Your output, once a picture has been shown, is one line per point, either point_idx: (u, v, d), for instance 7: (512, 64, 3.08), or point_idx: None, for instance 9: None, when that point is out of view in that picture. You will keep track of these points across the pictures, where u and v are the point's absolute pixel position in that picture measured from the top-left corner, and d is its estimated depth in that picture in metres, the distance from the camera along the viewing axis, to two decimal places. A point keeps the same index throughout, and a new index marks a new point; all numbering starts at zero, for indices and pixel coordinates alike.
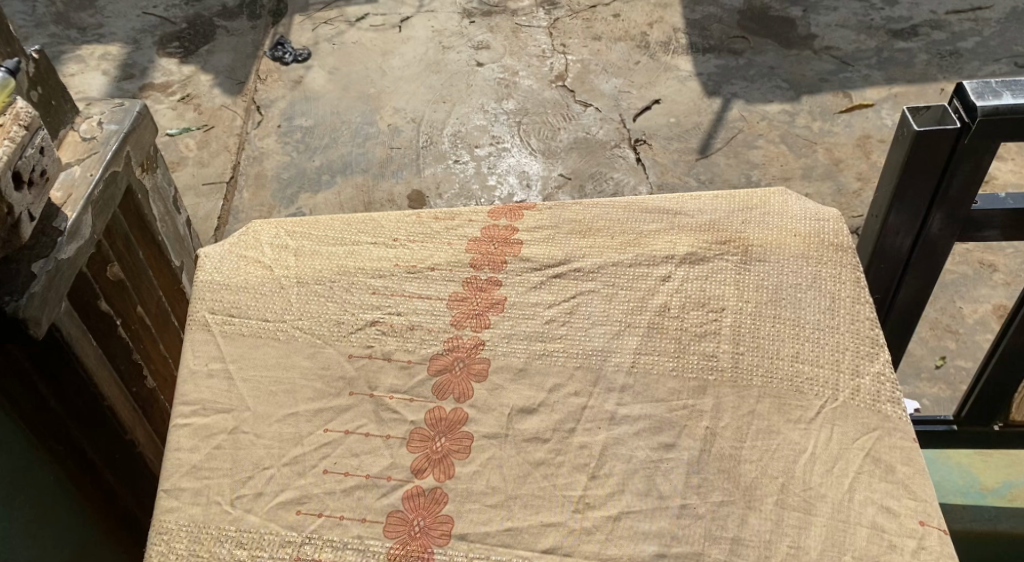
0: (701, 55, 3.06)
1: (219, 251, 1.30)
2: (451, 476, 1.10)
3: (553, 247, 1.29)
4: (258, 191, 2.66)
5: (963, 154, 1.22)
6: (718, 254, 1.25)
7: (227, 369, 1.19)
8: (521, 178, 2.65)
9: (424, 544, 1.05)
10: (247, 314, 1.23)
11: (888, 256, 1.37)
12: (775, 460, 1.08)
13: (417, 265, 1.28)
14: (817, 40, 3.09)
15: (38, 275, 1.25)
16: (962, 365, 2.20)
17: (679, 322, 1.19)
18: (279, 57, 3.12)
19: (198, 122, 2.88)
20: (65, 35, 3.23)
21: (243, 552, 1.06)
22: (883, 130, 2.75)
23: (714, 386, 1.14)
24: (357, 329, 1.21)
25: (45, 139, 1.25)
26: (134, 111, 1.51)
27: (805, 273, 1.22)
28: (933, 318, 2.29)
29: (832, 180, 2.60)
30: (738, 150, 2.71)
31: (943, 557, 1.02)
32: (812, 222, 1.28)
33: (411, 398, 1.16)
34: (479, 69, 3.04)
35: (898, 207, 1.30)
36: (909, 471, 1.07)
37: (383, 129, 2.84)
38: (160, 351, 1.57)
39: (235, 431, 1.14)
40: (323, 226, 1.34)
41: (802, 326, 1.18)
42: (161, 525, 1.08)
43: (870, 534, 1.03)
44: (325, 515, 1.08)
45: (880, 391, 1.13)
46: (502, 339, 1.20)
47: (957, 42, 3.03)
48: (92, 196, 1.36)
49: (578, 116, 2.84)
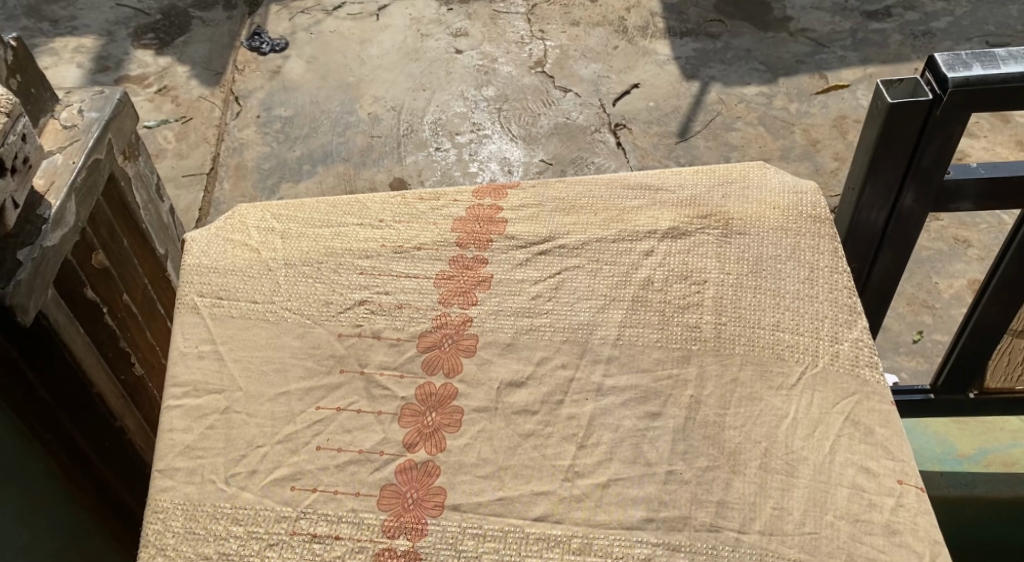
0: (679, 38, 3.08)
1: (205, 235, 1.31)
2: (443, 449, 1.12)
3: (537, 225, 1.30)
4: (238, 181, 2.66)
5: (935, 126, 1.24)
6: (700, 228, 1.27)
7: (218, 351, 1.20)
8: (502, 164, 2.67)
9: (418, 516, 1.08)
10: (235, 297, 1.24)
11: (863, 231, 1.40)
12: (758, 425, 1.11)
13: (403, 245, 1.29)
14: (792, 22, 3.12)
15: (24, 263, 1.24)
16: (939, 339, 2.24)
17: (662, 294, 1.22)
18: (256, 47, 3.11)
19: (176, 114, 2.87)
20: (38, 28, 3.20)
21: (239, 529, 1.07)
22: (858, 110, 2.78)
23: (697, 355, 1.16)
24: (346, 309, 1.23)
25: (27, 127, 1.25)
26: (115, 99, 1.50)
27: (783, 245, 1.25)
28: (910, 294, 2.33)
29: (810, 161, 2.63)
30: (717, 132, 2.74)
31: (920, 513, 1.05)
32: (791, 195, 1.31)
33: (401, 374, 1.18)
34: (458, 57, 3.05)
35: (873, 181, 1.33)
36: (887, 433, 1.11)
37: (364, 117, 2.84)
38: (148, 339, 1.56)
39: (227, 411, 1.15)
40: (309, 208, 1.35)
41: (783, 297, 1.21)
42: (157, 504, 1.10)
43: (851, 494, 1.06)
44: (319, 489, 1.10)
45: (859, 356, 1.16)
46: (490, 316, 1.22)
47: (929, 22, 3.06)
48: (75, 183, 1.35)
49: (558, 101, 2.86)
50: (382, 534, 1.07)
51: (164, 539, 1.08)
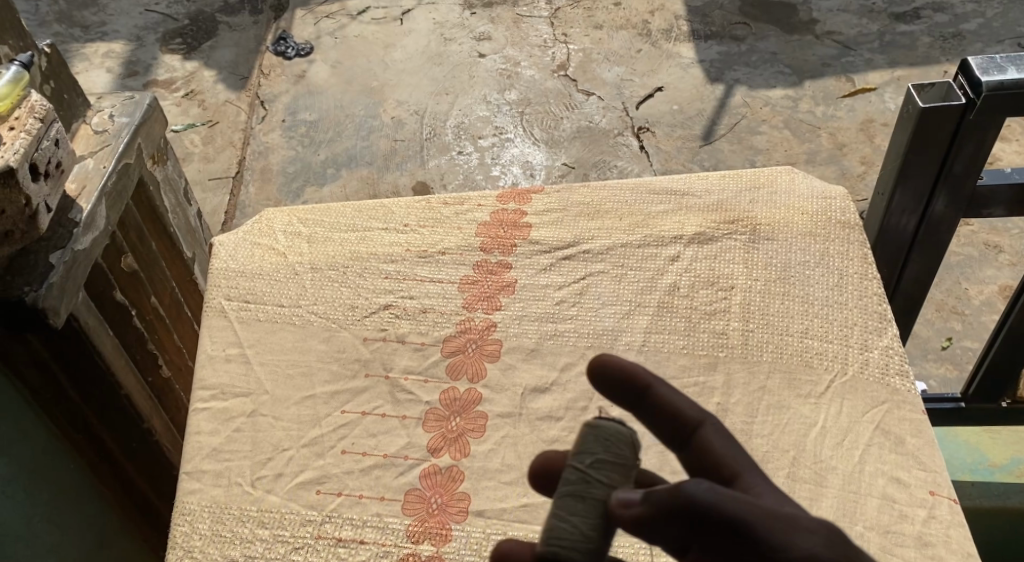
0: (704, 41, 3.06)
1: (234, 239, 1.32)
2: (468, 454, 1.12)
3: (561, 230, 1.30)
4: (264, 185, 2.68)
5: (968, 131, 1.23)
6: (727, 233, 1.27)
7: (245, 354, 1.21)
8: (524, 168, 2.67)
9: (442, 521, 1.08)
10: (263, 301, 1.25)
11: (893, 237, 1.38)
12: (786, 434, 1.10)
13: (428, 250, 1.30)
14: (819, 25, 3.10)
15: (56, 266, 1.24)
16: (969, 346, 2.20)
17: (688, 301, 1.21)
18: (282, 52, 3.13)
19: (203, 118, 2.89)
20: (69, 34, 3.24)
21: (265, 532, 1.08)
22: (886, 113, 2.76)
23: (723, 362, 1.16)
24: (371, 313, 1.23)
25: (60, 132, 1.27)
26: (144, 104, 1.51)
27: (812, 251, 1.25)
28: (939, 300, 2.29)
29: (836, 165, 2.61)
30: (742, 136, 2.73)
31: (953, 525, 1.04)
32: (820, 200, 1.30)
33: (426, 379, 1.18)
34: (481, 60, 3.05)
35: (903, 187, 1.31)
36: (918, 442, 1.09)
37: (387, 121, 2.85)
38: (175, 342, 1.55)
39: (254, 414, 1.16)
40: (335, 212, 1.36)
41: (811, 303, 1.20)
42: (184, 506, 1.10)
43: (881, 505, 1.05)
44: (344, 494, 1.10)
45: (888, 365, 1.15)
46: (514, 321, 1.22)
47: (959, 24, 3.03)
48: (106, 187, 1.35)
49: (580, 105, 2.85)
50: (407, 539, 1.07)
51: (191, 541, 1.08)
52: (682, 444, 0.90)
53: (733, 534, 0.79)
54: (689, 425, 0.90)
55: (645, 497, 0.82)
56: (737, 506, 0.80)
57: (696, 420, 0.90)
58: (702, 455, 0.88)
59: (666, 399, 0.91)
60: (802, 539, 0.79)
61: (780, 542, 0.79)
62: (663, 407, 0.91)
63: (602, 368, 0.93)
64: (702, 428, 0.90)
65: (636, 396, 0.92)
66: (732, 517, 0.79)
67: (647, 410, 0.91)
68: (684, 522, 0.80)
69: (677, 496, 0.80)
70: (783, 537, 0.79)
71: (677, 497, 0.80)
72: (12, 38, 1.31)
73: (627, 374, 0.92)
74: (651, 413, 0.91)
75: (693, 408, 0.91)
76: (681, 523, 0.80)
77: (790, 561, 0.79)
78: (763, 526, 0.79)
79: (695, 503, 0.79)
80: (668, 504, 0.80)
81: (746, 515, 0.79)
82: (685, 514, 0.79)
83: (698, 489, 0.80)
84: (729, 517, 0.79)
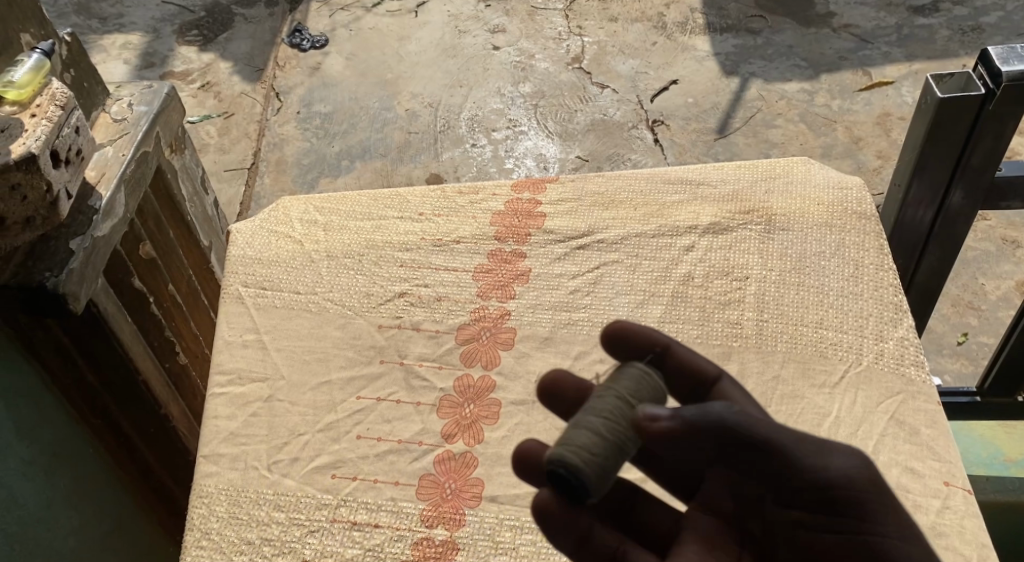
0: (719, 34, 3.05)
1: (251, 227, 1.33)
2: (481, 441, 1.13)
3: (576, 220, 1.31)
4: (279, 176, 2.69)
5: (988, 121, 1.22)
6: (742, 223, 1.27)
7: (262, 340, 1.22)
8: (538, 161, 2.67)
9: (456, 506, 1.09)
10: (279, 287, 1.26)
11: (908, 229, 1.38)
12: (800, 423, 1.10)
13: (443, 238, 1.31)
14: (836, 18, 3.08)
15: (76, 252, 1.26)
16: (985, 341, 2.19)
17: (703, 290, 1.22)
18: (298, 44, 3.14)
19: (219, 110, 2.91)
20: (87, 25, 3.26)
21: (281, 515, 1.09)
22: (903, 107, 2.74)
23: (737, 352, 1.16)
24: (386, 301, 1.24)
25: (81, 120, 1.29)
26: (163, 92, 1.52)
27: (827, 242, 1.25)
28: (955, 295, 2.28)
29: (852, 158, 2.60)
30: (757, 129, 2.72)
31: (968, 516, 1.04)
32: (835, 191, 1.30)
33: (440, 366, 1.19)
34: (495, 53, 3.05)
35: (920, 178, 1.31)
36: (933, 433, 1.09)
37: (401, 113, 2.86)
38: (191, 328, 1.57)
39: (270, 399, 1.17)
40: (350, 201, 1.37)
41: (826, 294, 1.20)
42: (202, 489, 1.12)
43: (895, 494, 1.05)
44: (359, 478, 1.11)
45: (904, 355, 1.15)
46: (528, 310, 1.23)
47: (979, 17, 3.01)
48: (125, 174, 1.37)
49: (595, 98, 2.85)
50: (421, 523, 1.08)
51: (208, 523, 1.09)
52: (700, 397, 0.97)
53: (758, 449, 0.89)
54: (708, 379, 0.96)
55: (674, 413, 0.87)
56: (764, 429, 0.89)
57: (712, 374, 0.97)
58: (724, 405, 0.95)
59: (682, 359, 0.97)
60: (822, 457, 0.91)
61: (801, 461, 0.90)
62: (682, 366, 0.97)
63: (618, 336, 0.95)
64: (720, 381, 0.97)
65: (657, 358, 0.97)
66: (761, 437, 0.89)
67: (666, 371, 0.97)
68: (717, 438, 0.89)
69: (708, 414, 0.88)
70: (806, 459, 0.90)
71: (711, 415, 0.88)
72: (33, 26, 1.33)
73: (648, 341, 0.95)
74: (670, 370, 0.97)
75: (707, 360, 0.97)
76: (714, 439, 0.88)
77: (815, 479, 0.90)
78: (787, 446, 0.89)
79: (727, 418, 0.88)
80: (700, 422, 0.88)
81: (773, 436, 0.89)
82: (721, 431, 0.88)
83: (729, 411, 0.89)
84: (757, 435, 0.89)
